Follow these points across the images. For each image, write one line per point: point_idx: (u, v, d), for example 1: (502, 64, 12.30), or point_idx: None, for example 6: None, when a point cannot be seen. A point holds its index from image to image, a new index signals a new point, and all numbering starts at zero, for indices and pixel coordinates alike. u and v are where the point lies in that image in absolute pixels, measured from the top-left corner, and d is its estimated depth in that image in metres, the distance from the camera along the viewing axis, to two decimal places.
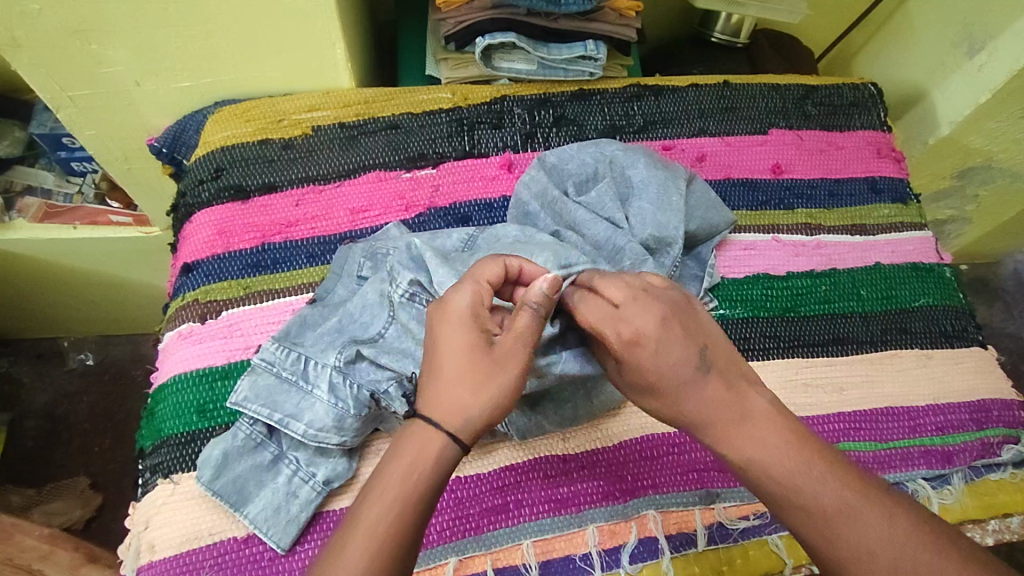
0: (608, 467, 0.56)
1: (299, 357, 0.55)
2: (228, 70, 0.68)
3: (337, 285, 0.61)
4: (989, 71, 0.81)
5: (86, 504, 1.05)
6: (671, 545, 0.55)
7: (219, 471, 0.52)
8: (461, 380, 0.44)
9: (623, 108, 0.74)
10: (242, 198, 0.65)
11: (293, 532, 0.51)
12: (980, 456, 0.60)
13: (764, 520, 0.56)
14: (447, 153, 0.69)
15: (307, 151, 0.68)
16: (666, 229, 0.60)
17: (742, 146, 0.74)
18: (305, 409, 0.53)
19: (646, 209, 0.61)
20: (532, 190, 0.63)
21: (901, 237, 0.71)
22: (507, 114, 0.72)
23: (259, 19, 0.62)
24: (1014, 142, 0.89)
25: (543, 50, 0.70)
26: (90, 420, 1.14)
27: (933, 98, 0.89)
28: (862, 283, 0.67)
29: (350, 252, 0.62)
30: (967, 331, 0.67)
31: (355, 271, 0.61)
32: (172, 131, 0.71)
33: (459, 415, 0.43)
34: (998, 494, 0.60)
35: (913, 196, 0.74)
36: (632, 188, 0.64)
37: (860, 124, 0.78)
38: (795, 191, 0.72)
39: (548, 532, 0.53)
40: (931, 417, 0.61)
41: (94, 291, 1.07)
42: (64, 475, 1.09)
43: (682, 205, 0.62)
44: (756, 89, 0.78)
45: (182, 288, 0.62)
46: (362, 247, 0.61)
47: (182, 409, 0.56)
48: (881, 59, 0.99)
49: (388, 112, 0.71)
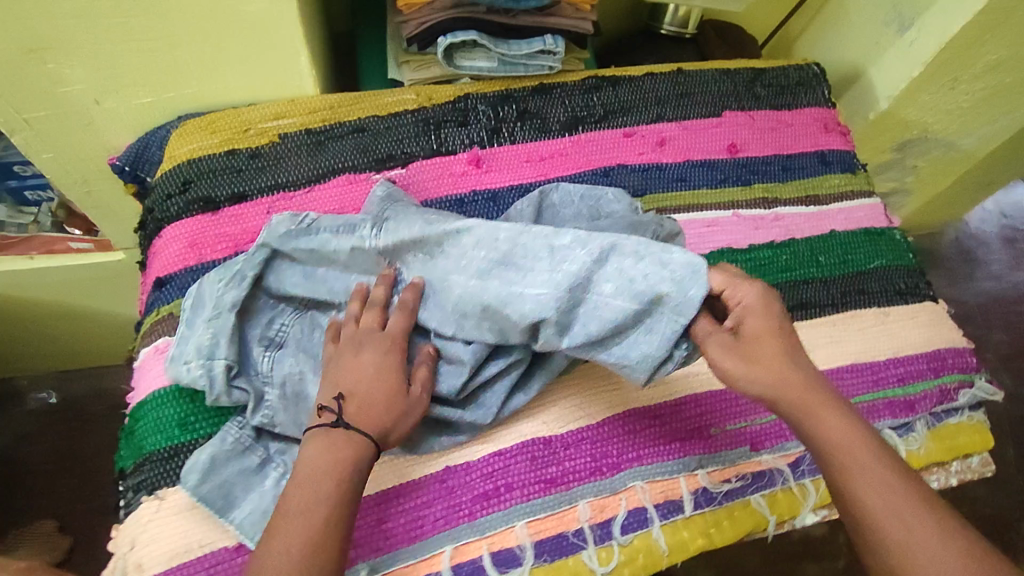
0: (593, 445, 0.59)
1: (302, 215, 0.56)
2: (189, 85, 0.67)
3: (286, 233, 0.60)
4: (919, 45, 0.85)
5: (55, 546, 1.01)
6: (659, 513, 0.57)
7: (206, 475, 0.50)
8: (388, 399, 0.51)
9: (583, 99, 0.77)
10: (212, 209, 0.65)
11: None
12: (939, 402, 0.64)
13: (747, 481, 0.59)
14: (416, 152, 0.71)
15: (275, 159, 0.68)
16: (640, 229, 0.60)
17: (698, 129, 0.77)
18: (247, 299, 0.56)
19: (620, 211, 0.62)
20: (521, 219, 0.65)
21: (851, 205, 0.76)
22: (472, 111, 0.74)
23: (221, 31, 0.61)
24: (946, 113, 0.97)
25: (503, 47, 0.70)
26: (55, 459, 1.10)
27: (871, 75, 0.95)
28: (819, 250, 0.71)
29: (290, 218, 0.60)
30: (919, 287, 0.71)
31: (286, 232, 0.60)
32: (134, 148, 0.71)
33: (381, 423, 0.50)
34: (959, 436, 0.64)
35: (860, 166, 0.79)
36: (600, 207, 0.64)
37: (806, 102, 0.82)
38: (750, 168, 0.76)
39: (540, 512, 0.55)
40: (892, 369, 0.65)
41: (57, 324, 1.05)
42: (29, 520, 1.05)
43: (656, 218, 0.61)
44: (708, 75, 0.81)
45: (155, 303, 0.63)
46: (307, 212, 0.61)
47: (163, 423, 0.56)
48: (818, 43, 1.05)
49: (354, 117, 0.72)
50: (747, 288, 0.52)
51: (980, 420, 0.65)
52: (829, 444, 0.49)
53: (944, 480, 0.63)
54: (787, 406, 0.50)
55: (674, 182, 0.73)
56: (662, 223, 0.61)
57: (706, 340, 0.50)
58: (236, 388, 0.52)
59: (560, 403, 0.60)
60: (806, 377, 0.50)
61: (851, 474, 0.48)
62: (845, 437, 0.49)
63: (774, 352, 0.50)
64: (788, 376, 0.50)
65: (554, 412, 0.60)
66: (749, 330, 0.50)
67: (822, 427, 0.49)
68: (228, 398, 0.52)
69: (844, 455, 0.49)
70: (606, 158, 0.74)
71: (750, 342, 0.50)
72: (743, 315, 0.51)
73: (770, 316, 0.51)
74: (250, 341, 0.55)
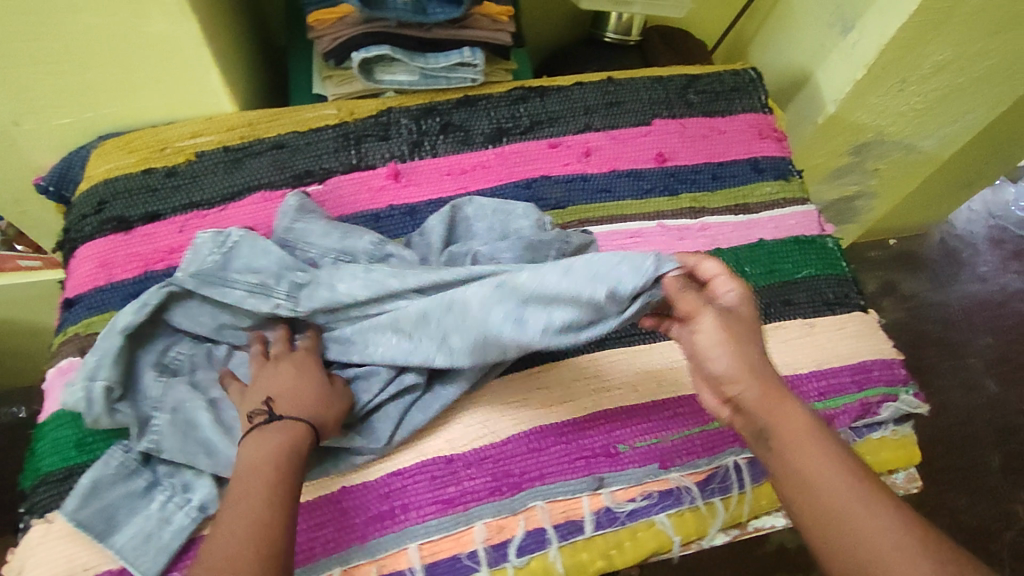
0: (495, 463, 0.58)
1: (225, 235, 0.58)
2: (107, 106, 0.68)
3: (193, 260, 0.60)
4: (861, 48, 0.83)
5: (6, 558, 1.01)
6: (559, 534, 0.57)
7: (85, 500, 0.51)
8: (315, 396, 0.52)
9: (509, 111, 0.76)
10: (126, 229, 0.66)
11: (162, 559, 0.51)
12: (860, 417, 0.62)
13: (653, 501, 0.59)
14: (334, 168, 0.70)
15: (191, 177, 0.68)
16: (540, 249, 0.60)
17: (626, 139, 0.76)
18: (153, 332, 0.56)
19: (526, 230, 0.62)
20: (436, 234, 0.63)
21: (782, 213, 0.74)
22: (393, 125, 0.73)
23: (126, 52, 0.61)
24: (899, 115, 0.94)
25: (420, 61, 0.70)
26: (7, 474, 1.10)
27: (818, 79, 0.92)
28: (744, 259, 0.70)
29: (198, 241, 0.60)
30: (848, 297, 0.69)
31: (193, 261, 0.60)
32: (57, 168, 0.71)
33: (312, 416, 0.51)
34: (881, 451, 0.62)
35: (794, 171, 0.77)
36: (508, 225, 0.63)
37: (741, 108, 0.80)
38: (678, 177, 0.74)
39: (435, 533, 0.55)
40: (814, 383, 0.63)
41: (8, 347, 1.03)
42: None
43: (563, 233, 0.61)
44: (639, 82, 0.80)
45: (64, 323, 0.63)
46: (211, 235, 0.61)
47: (60, 444, 0.56)
48: (771, 46, 1.03)
49: (273, 133, 0.72)
50: (743, 279, 0.51)
51: (906, 434, 0.64)
52: (792, 432, 0.46)
53: None
54: (753, 385, 0.47)
55: (599, 193, 0.72)
56: (569, 239, 0.61)
57: (699, 313, 0.47)
58: (118, 411, 0.52)
59: (463, 422, 0.59)
60: (774, 367, 0.48)
61: (817, 463, 0.45)
62: (811, 432, 0.47)
63: (758, 338, 0.48)
64: (757, 362, 0.47)
65: (457, 430, 0.59)
66: (748, 312, 0.49)
67: (783, 417, 0.47)
68: (108, 419, 0.51)
69: (812, 448, 0.46)
70: (529, 169, 0.73)
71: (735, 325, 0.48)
72: (737, 301, 0.49)
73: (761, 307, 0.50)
74: (143, 366, 0.55)
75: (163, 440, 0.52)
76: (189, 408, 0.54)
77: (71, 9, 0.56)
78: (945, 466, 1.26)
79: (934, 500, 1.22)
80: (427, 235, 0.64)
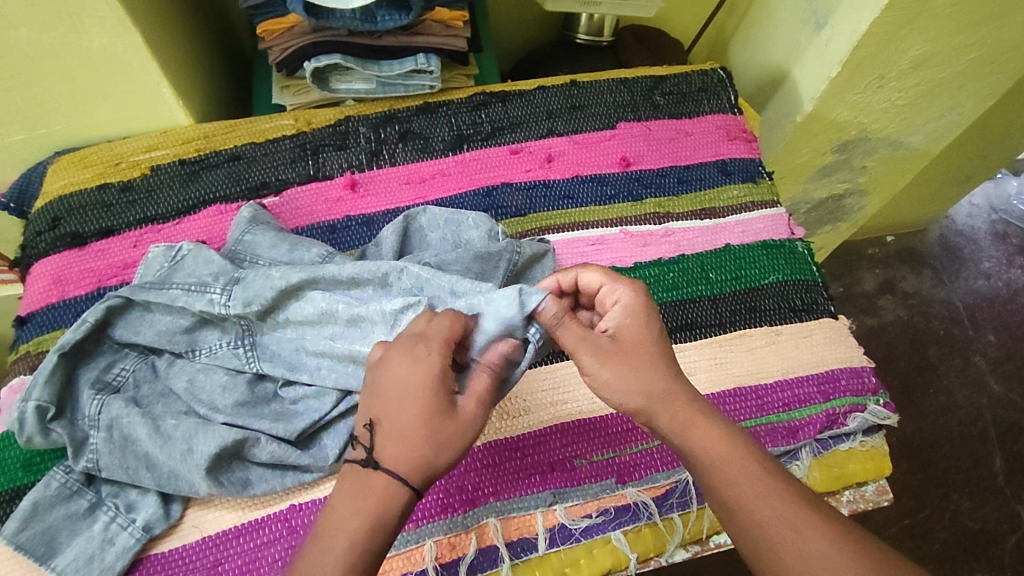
0: (448, 479, 0.56)
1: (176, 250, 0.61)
2: (62, 120, 0.68)
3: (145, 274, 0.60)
4: (835, 44, 0.80)
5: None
6: (511, 552, 0.55)
7: (26, 522, 0.50)
8: (428, 436, 0.44)
9: (470, 117, 0.74)
10: (80, 244, 0.65)
11: None
12: (826, 428, 0.61)
13: (608, 517, 0.57)
14: (290, 179, 0.69)
15: (147, 191, 0.68)
16: (490, 257, 0.60)
17: (590, 143, 0.74)
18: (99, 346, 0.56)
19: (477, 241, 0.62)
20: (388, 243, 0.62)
21: (750, 217, 0.72)
22: (351, 134, 0.72)
23: (73, 65, 0.62)
24: (882, 111, 0.91)
25: (374, 68, 0.69)
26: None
27: (794, 76, 0.90)
28: (710, 266, 0.68)
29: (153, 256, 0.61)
30: (817, 303, 0.68)
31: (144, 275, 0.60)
32: (17, 184, 0.70)
33: (419, 468, 0.44)
34: (849, 464, 0.61)
35: (763, 173, 0.75)
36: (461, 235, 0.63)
37: (709, 109, 0.79)
38: (642, 181, 0.72)
39: (384, 552, 0.53)
40: (779, 393, 0.62)
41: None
42: None
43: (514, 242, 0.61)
44: (604, 85, 0.78)
45: (17, 341, 0.62)
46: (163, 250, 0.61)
47: (7, 463, 0.55)
48: (749, 43, 1.01)
49: (230, 145, 0.71)
50: (625, 291, 0.52)
51: (876, 445, 0.63)
52: (701, 450, 0.47)
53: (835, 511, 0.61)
54: (653, 410, 0.48)
55: (561, 200, 0.70)
56: (521, 248, 0.61)
57: (579, 352, 0.49)
58: (52, 430, 0.52)
59: None
60: (672, 382, 0.49)
61: (728, 479, 0.45)
62: (720, 444, 0.47)
63: (647, 355, 0.49)
64: (654, 385, 0.48)
65: None
66: (626, 334, 0.50)
67: (689, 438, 0.47)
68: (42, 438, 0.52)
69: (723, 461, 0.46)
70: (490, 176, 0.71)
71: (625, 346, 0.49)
72: (622, 317, 0.51)
73: (646, 321, 0.51)
74: (84, 383, 0.55)
75: (101, 456, 0.52)
76: (124, 422, 0.52)
77: (6, 25, 0.56)
78: (948, 468, 1.21)
79: (936, 502, 1.17)
80: (381, 246, 0.63)
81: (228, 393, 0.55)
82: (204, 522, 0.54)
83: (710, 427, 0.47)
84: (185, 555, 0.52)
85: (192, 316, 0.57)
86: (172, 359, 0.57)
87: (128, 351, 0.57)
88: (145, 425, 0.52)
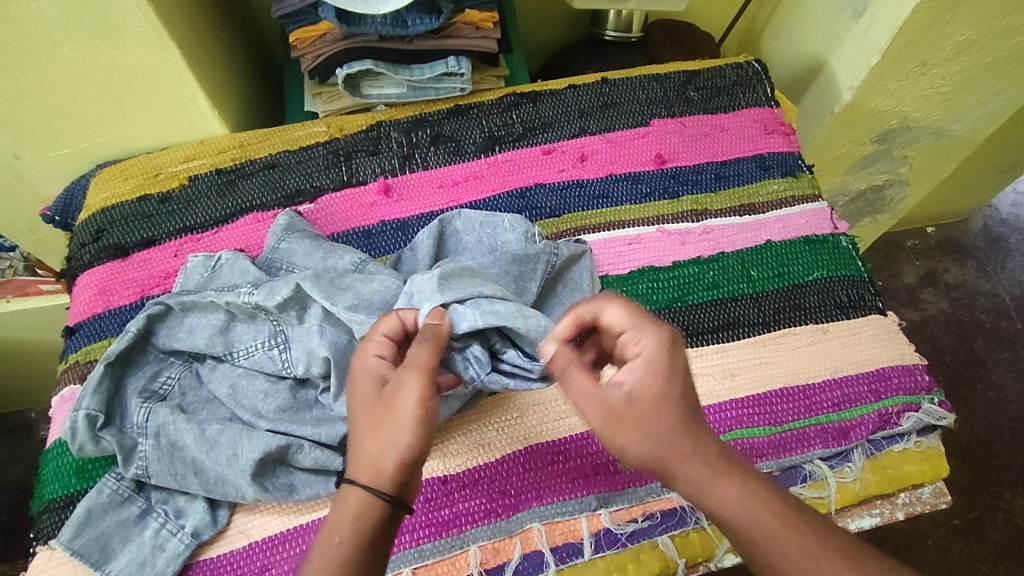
0: (491, 483, 0.55)
1: (216, 257, 0.62)
2: (104, 133, 0.69)
3: (188, 280, 0.61)
4: (874, 32, 0.78)
5: (11, 569, 0.98)
6: (557, 557, 0.54)
7: (80, 529, 0.51)
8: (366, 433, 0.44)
9: (502, 118, 0.74)
10: (123, 255, 0.66)
11: None
12: (879, 428, 0.60)
13: (654, 521, 0.56)
14: (325, 186, 0.69)
15: (186, 201, 0.69)
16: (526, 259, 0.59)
17: (623, 141, 0.73)
18: (142, 355, 0.57)
19: (512, 244, 0.62)
20: (424, 248, 0.62)
21: (791, 212, 0.70)
22: (384, 139, 0.72)
23: (114, 79, 0.63)
24: (925, 99, 0.88)
25: (405, 72, 0.70)
26: (7, 498, 1.04)
27: (832, 66, 0.87)
28: (751, 263, 0.67)
29: (191, 267, 0.62)
30: (864, 299, 0.66)
31: (184, 285, 0.61)
32: (62, 198, 0.72)
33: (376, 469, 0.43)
34: (903, 465, 0.59)
35: (803, 167, 0.73)
36: (496, 239, 0.63)
37: (744, 103, 0.77)
38: (678, 178, 0.71)
39: (429, 558, 0.52)
40: (828, 393, 0.60)
41: (24, 371, 1.02)
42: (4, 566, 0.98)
43: (548, 246, 0.60)
44: (635, 81, 0.77)
45: (66, 350, 0.63)
46: (202, 260, 0.62)
47: (61, 471, 0.56)
48: (784, 34, 0.98)
49: (264, 153, 0.72)
50: (644, 340, 0.44)
51: (931, 445, 0.61)
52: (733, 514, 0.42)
53: (888, 515, 0.59)
54: (679, 467, 0.43)
55: (596, 200, 0.69)
56: (558, 250, 0.61)
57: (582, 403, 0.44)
58: (103, 438, 0.53)
59: (465, 437, 0.57)
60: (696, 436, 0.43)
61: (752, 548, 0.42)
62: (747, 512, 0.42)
63: (662, 414, 0.42)
64: (667, 445, 0.42)
65: (454, 445, 0.56)
66: (647, 391, 0.43)
67: (719, 497, 0.42)
68: (94, 447, 0.53)
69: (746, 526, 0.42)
70: (523, 177, 0.71)
71: (638, 400, 0.43)
72: (644, 369, 0.43)
73: (670, 370, 0.43)
74: (131, 392, 0.56)
75: (149, 463, 0.52)
76: (170, 429, 0.53)
77: (51, 43, 0.57)
78: (1001, 465, 1.16)
79: (988, 501, 1.13)
80: (416, 250, 0.63)
81: (271, 398, 0.56)
82: (251, 527, 0.54)
83: (743, 485, 0.43)
84: (231, 561, 0.53)
85: (227, 317, 0.57)
86: (214, 363, 0.57)
87: (170, 358, 0.58)
88: (192, 431, 0.53)
